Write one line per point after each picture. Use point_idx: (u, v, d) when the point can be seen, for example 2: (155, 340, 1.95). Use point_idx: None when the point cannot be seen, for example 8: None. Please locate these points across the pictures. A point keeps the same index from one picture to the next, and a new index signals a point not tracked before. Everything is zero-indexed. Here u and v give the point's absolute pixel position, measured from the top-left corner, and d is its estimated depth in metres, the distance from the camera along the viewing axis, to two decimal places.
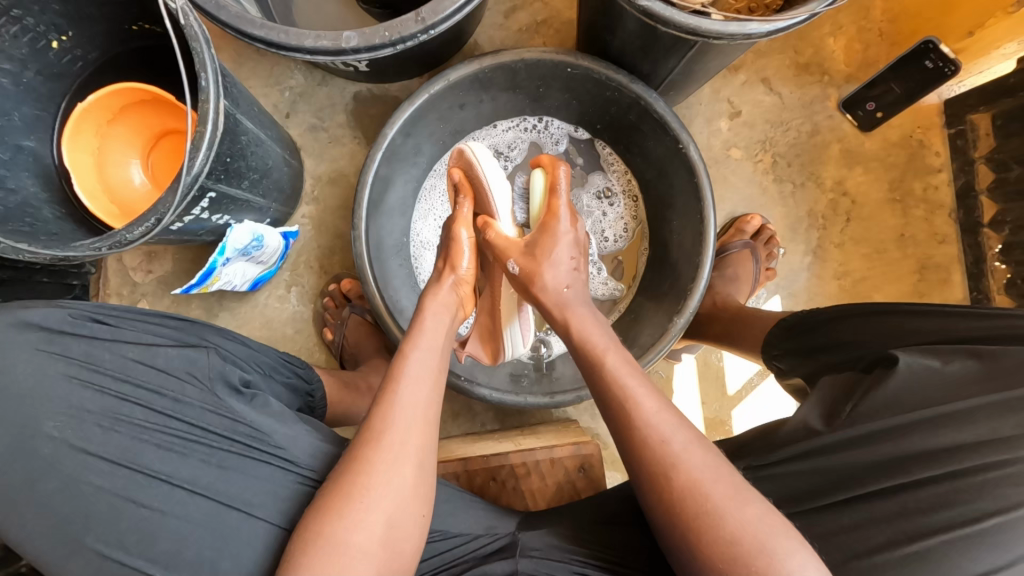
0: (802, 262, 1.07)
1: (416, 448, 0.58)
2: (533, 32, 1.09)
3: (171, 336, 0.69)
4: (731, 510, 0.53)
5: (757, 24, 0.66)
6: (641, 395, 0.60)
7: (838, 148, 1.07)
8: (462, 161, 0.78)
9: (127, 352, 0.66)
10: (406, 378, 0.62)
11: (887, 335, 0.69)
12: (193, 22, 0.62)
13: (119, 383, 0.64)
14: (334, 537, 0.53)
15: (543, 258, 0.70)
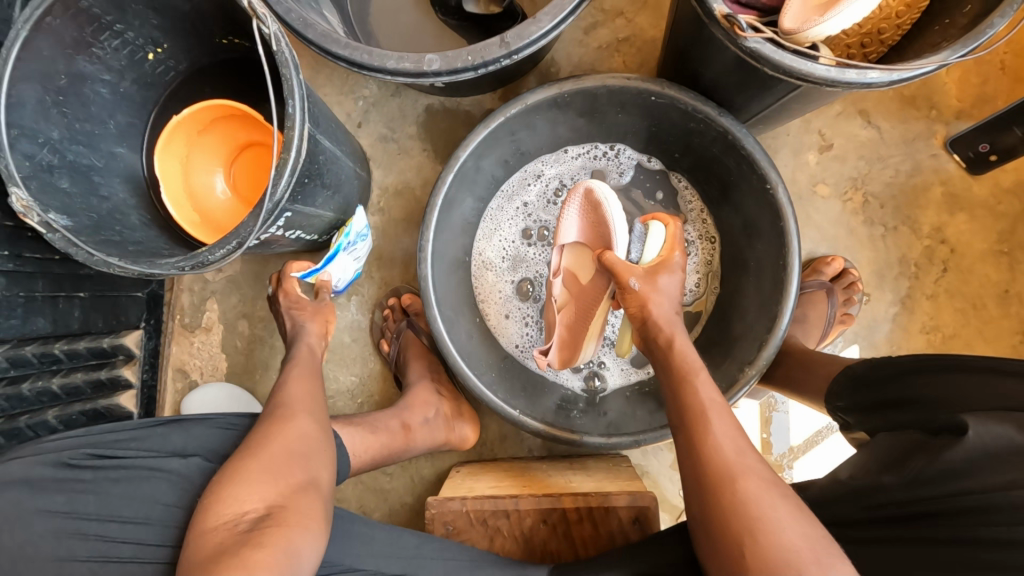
0: (887, 312, 0.99)
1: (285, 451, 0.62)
2: (613, 50, 1.04)
3: (151, 450, 0.66)
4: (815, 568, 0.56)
5: (877, 73, 0.59)
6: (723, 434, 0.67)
7: (940, 191, 0.98)
8: (591, 196, 0.87)
9: (113, 481, 0.62)
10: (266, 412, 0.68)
11: (965, 392, 0.63)
12: (284, 48, 0.62)
13: (101, 523, 0.60)
14: (231, 529, 0.55)
15: (656, 290, 0.80)
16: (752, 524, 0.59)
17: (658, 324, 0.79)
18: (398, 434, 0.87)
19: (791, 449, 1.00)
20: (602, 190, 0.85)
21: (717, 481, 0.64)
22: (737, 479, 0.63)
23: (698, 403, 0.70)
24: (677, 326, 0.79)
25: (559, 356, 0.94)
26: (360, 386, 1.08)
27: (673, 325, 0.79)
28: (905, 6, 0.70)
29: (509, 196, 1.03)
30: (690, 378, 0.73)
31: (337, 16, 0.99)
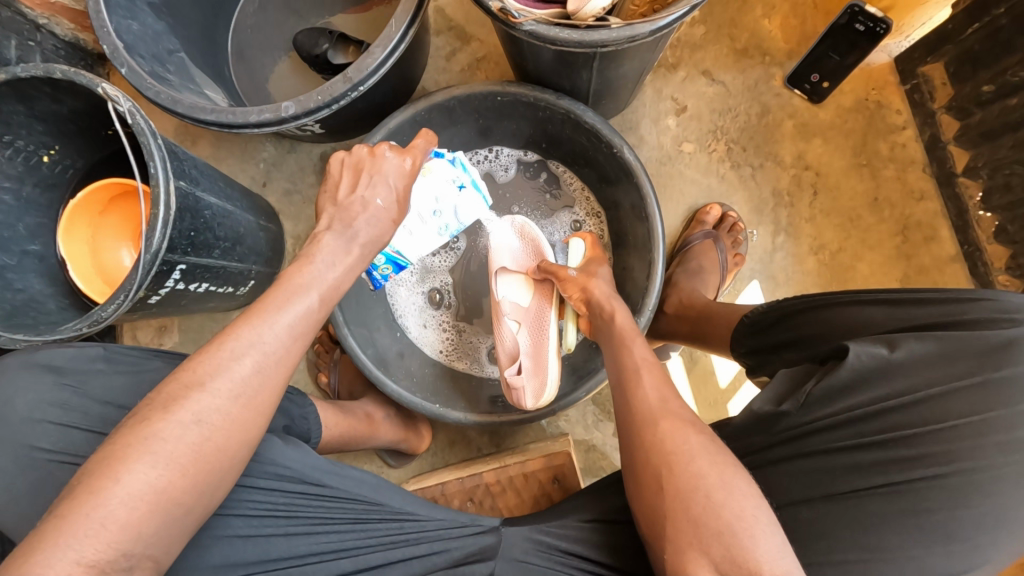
0: (775, 243, 1.05)
1: (246, 381, 0.55)
2: (475, 69, 1.15)
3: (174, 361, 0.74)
4: (727, 499, 0.58)
5: (639, 25, 0.68)
6: (647, 385, 0.70)
7: (791, 124, 1.06)
8: (527, 231, 0.99)
9: (123, 374, 0.71)
10: (227, 352, 0.55)
11: (844, 329, 0.70)
12: (139, 119, 0.71)
13: (107, 405, 0.69)
14: (141, 433, 0.51)
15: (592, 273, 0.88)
16: (666, 457, 0.62)
17: (601, 302, 0.83)
18: (363, 421, 0.92)
19: (722, 392, 1.04)
20: (534, 232, 0.99)
21: (648, 425, 0.66)
22: (664, 423, 0.65)
23: (632, 362, 0.73)
24: (614, 300, 0.83)
25: (534, 384, 0.90)
26: None
27: (608, 296, 0.83)
28: None
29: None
30: (634, 343, 0.76)
31: (221, 93, 1.10)
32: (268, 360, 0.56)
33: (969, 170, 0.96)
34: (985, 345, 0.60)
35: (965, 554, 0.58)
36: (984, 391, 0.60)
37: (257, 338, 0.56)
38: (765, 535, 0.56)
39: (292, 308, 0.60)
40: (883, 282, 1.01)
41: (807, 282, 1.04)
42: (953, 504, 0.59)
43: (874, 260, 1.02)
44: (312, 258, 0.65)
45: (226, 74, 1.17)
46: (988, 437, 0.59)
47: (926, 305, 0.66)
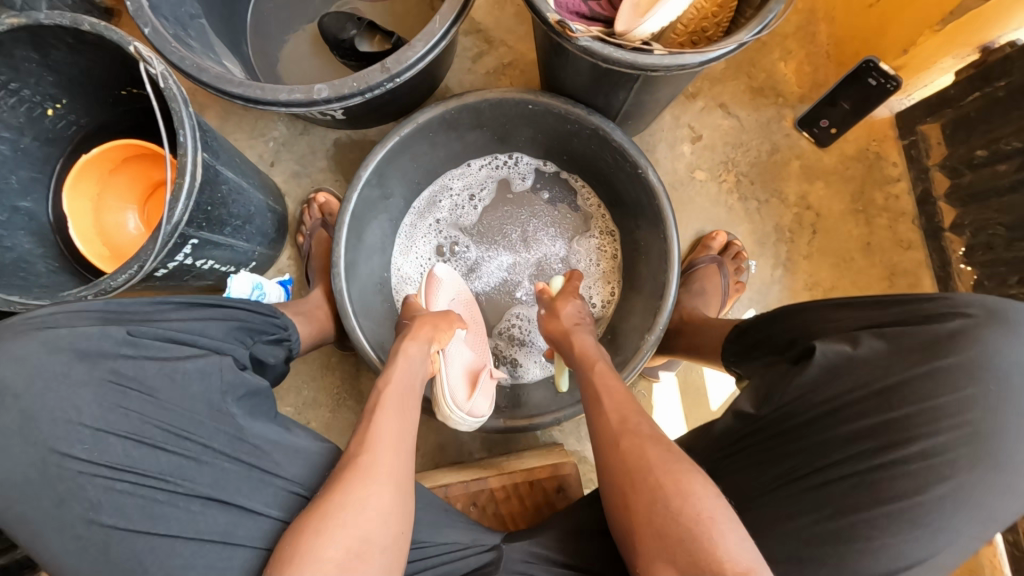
0: (773, 275, 1.09)
1: (386, 456, 0.64)
2: (500, 74, 1.16)
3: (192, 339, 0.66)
4: (678, 503, 0.57)
5: (691, 56, 0.69)
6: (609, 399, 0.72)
7: (797, 165, 1.11)
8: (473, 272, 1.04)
9: (148, 360, 0.62)
10: (388, 407, 0.71)
11: (815, 332, 0.67)
12: (172, 84, 0.68)
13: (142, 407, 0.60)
14: (316, 522, 0.57)
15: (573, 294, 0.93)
16: (628, 469, 0.62)
17: (579, 326, 0.88)
18: None
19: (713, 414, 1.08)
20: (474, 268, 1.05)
21: (613, 442, 0.66)
22: (622, 430, 0.66)
23: (601, 380, 0.75)
24: (582, 323, 0.88)
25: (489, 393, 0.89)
26: (296, 415, 1.08)
27: (582, 323, 0.88)
28: (718, 6, 0.82)
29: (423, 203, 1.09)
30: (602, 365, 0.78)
31: (238, 65, 1.06)
32: (402, 430, 0.68)
33: (956, 226, 1.03)
34: (943, 332, 0.59)
35: (927, 541, 0.55)
36: (933, 379, 0.58)
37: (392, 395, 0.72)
38: (723, 534, 0.55)
39: (392, 390, 0.73)
40: None
41: None
42: (915, 492, 0.56)
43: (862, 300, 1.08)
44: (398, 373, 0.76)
45: (244, 46, 1.13)
46: (941, 416, 0.57)
47: (886, 304, 0.64)
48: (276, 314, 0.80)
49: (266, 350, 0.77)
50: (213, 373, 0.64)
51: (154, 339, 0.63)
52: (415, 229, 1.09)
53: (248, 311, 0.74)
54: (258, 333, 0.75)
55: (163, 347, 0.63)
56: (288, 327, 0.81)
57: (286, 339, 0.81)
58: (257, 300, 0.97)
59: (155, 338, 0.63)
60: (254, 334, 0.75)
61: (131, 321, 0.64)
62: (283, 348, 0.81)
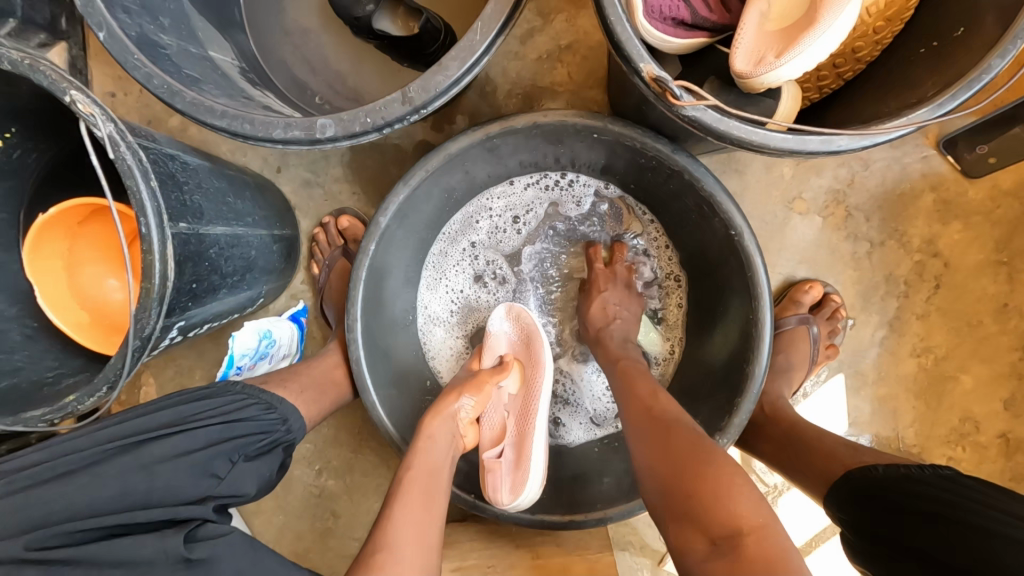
0: (874, 336, 0.90)
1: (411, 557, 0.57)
2: (555, 60, 0.91)
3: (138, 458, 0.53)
4: None
5: (847, 139, 0.47)
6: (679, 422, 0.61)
7: (931, 199, 0.87)
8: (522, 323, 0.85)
9: (82, 502, 0.49)
10: (411, 488, 0.63)
11: None
12: (125, 153, 0.51)
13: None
14: None
15: (609, 280, 0.85)
16: (738, 520, 0.50)
17: (607, 326, 0.81)
18: None
19: (775, 486, 0.95)
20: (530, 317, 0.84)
21: (676, 473, 0.55)
22: (716, 475, 0.53)
23: (649, 394, 0.66)
24: (615, 319, 0.81)
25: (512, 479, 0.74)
26: (315, 452, 1.01)
27: (625, 336, 0.79)
28: (885, 20, 0.56)
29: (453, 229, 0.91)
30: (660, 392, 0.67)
31: (230, 51, 0.85)
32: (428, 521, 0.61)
33: None
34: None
35: None
36: None
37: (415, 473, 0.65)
38: None
39: (422, 463, 0.66)
40: (983, 401, 0.89)
41: (899, 386, 0.90)
42: None
43: (981, 374, 0.88)
44: (429, 447, 0.68)
45: (237, 18, 0.90)
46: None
47: None
48: (271, 408, 0.64)
49: (255, 466, 0.61)
50: (156, 540, 0.48)
51: (77, 523, 0.48)
52: (444, 260, 0.92)
53: (221, 410, 0.61)
54: (241, 445, 0.60)
55: (92, 523, 0.48)
56: (287, 419, 0.65)
57: (284, 437, 0.65)
58: (265, 351, 0.85)
59: (77, 522, 0.48)
60: (234, 451, 0.59)
61: (45, 497, 0.49)
62: (281, 449, 0.65)
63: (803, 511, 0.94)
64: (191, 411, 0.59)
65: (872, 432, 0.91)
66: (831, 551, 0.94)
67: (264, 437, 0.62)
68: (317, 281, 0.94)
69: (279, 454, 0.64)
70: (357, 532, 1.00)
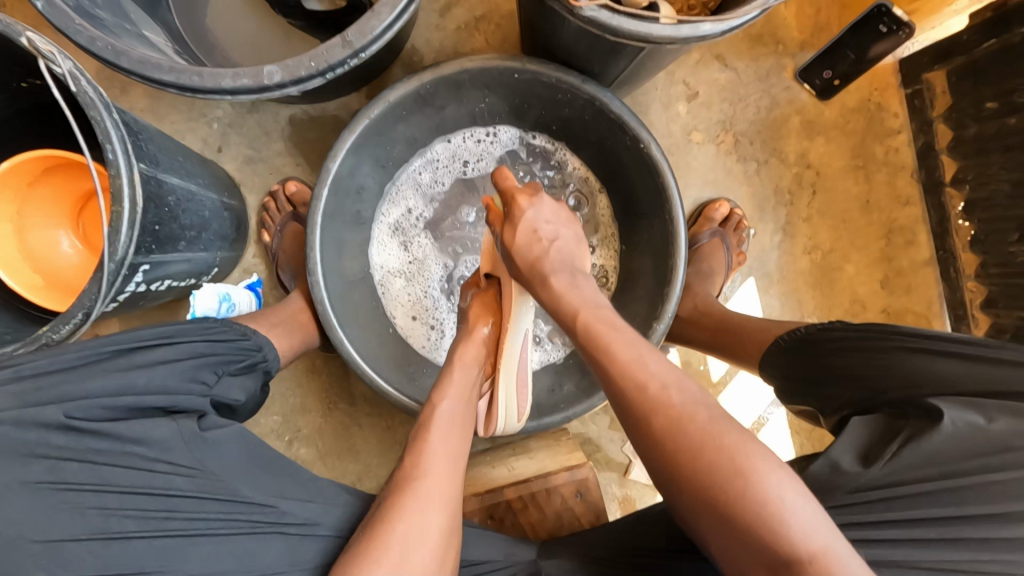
0: (772, 240, 1.06)
1: (447, 492, 0.60)
2: (472, 30, 1.02)
3: (130, 365, 0.57)
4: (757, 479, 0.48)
5: (710, 25, 0.60)
6: (647, 358, 0.56)
7: (798, 120, 1.04)
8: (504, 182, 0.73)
9: (88, 385, 0.53)
10: (438, 426, 0.65)
11: (920, 380, 0.61)
12: (86, 87, 0.55)
13: (99, 494, 0.49)
14: (366, 555, 0.53)
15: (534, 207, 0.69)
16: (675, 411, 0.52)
17: (541, 255, 0.66)
18: None
19: (715, 384, 1.07)
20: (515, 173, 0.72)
21: (695, 453, 0.50)
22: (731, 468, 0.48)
23: (630, 352, 0.56)
24: (548, 240, 0.68)
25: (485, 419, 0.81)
26: (284, 423, 1.01)
27: (571, 266, 0.67)
28: None
29: (399, 189, 0.98)
30: (586, 312, 0.61)
31: (162, 34, 0.88)
32: (454, 458, 0.64)
33: (957, 181, 1.00)
34: (1012, 380, 0.58)
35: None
36: None
37: (445, 412, 0.67)
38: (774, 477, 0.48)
39: (442, 415, 0.67)
40: (865, 283, 1.06)
41: (799, 281, 1.06)
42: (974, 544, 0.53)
43: (860, 262, 1.06)
44: (453, 386, 0.70)
45: (163, 7, 0.94)
46: (1011, 454, 0.55)
47: (1006, 367, 0.59)
48: (246, 336, 0.70)
49: (238, 382, 0.67)
50: (169, 425, 0.54)
51: (94, 400, 0.52)
52: (396, 220, 0.98)
53: (205, 329, 0.65)
54: (225, 362, 0.65)
55: (105, 404, 0.52)
56: (262, 347, 0.71)
57: (261, 362, 0.71)
58: (226, 314, 0.88)
59: (92, 401, 0.52)
60: (219, 365, 0.64)
61: (48, 383, 0.52)
62: (258, 373, 0.71)
63: (741, 403, 1.07)
64: (173, 326, 0.63)
65: None
66: (768, 433, 1.07)
67: (244, 357, 0.68)
68: (269, 250, 0.97)
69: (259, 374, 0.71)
70: None
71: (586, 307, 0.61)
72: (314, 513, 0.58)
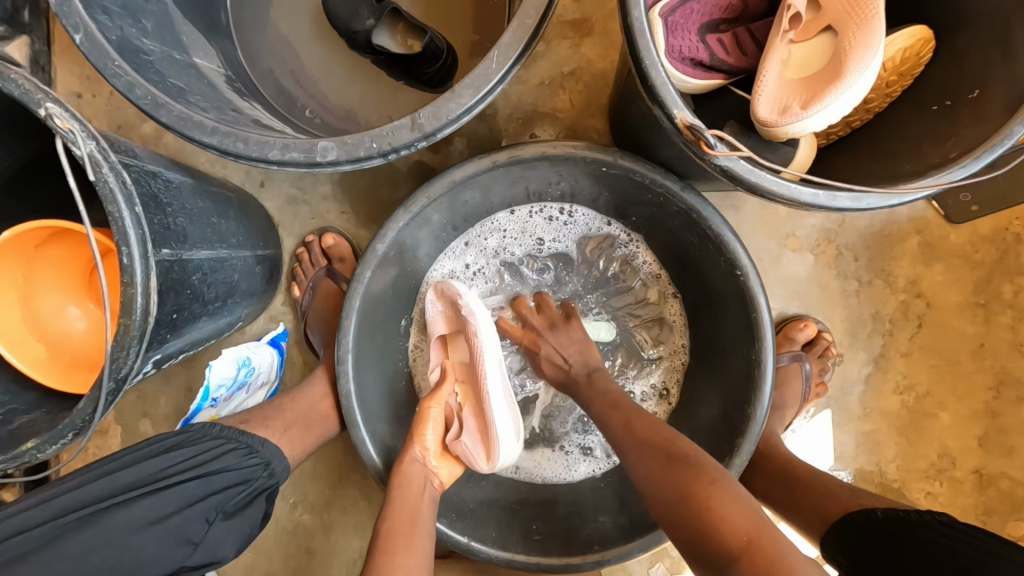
0: (860, 372, 0.92)
1: None
2: (557, 86, 0.89)
3: (89, 542, 0.45)
4: (761, 529, 0.50)
5: (874, 196, 0.47)
6: (644, 415, 0.65)
7: (916, 241, 0.89)
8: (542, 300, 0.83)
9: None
10: (395, 524, 0.63)
11: None
12: (106, 175, 0.46)
13: None
14: None
15: (559, 334, 0.77)
16: (687, 468, 0.56)
17: (562, 372, 0.74)
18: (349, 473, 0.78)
19: None
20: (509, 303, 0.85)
21: (674, 500, 0.55)
22: (708, 491, 0.53)
23: (645, 423, 0.63)
24: (567, 363, 0.74)
25: (481, 447, 0.72)
26: (290, 485, 0.94)
27: (591, 366, 0.74)
28: (897, 74, 0.57)
29: (449, 257, 0.87)
30: (597, 371, 0.73)
31: (215, 59, 0.79)
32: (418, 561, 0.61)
33: None
34: None
35: None
36: None
37: (391, 512, 0.64)
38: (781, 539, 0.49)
39: (408, 518, 0.64)
40: (959, 437, 0.92)
41: (883, 421, 0.92)
42: None
43: (957, 412, 0.92)
44: (405, 486, 0.67)
45: (221, 22, 0.85)
46: None
47: None
48: (245, 458, 0.58)
49: (232, 527, 0.55)
50: None
51: None
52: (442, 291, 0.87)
53: (191, 464, 0.54)
54: (214, 507, 0.53)
55: None
56: (269, 463, 0.60)
57: (267, 483, 0.60)
58: (244, 379, 0.79)
59: None
60: (213, 507, 0.53)
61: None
62: (263, 498, 0.60)
63: None
64: (158, 467, 0.52)
65: (858, 467, 0.93)
66: None
67: (239, 496, 0.56)
68: (299, 304, 0.89)
69: (259, 505, 0.59)
70: (334, 568, 0.94)
71: (597, 369, 0.73)
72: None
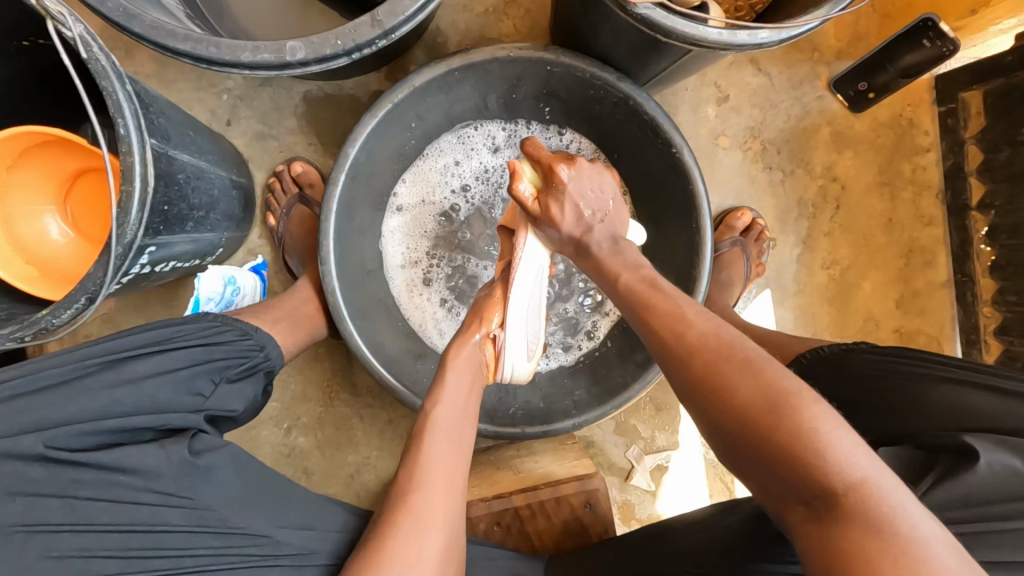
0: (792, 253, 1.04)
1: (443, 503, 0.55)
2: (501, 13, 0.97)
3: (113, 380, 0.54)
4: (820, 428, 0.42)
5: (767, 33, 0.57)
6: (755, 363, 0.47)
7: (827, 132, 1.02)
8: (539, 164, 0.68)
9: (72, 402, 0.50)
10: (436, 428, 0.60)
11: (945, 416, 0.60)
12: (98, 55, 0.51)
13: (84, 534, 0.47)
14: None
15: (591, 173, 0.67)
16: (777, 393, 0.44)
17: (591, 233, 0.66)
18: None
19: None
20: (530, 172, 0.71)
21: (728, 403, 0.47)
22: (778, 404, 0.44)
23: (719, 332, 0.51)
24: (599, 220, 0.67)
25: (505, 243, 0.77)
26: (282, 411, 0.99)
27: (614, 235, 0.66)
28: None
29: (426, 164, 0.94)
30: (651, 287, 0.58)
31: None
32: (456, 473, 0.58)
33: (983, 205, 0.98)
34: None
35: None
36: None
37: (440, 417, 0.61)
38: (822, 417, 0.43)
39: (445, 429, 0.61)
40: (880, 302, 1.05)
41: (815, 296, 1.05)
42: None
43: (877, 280, 1.05)
44: (448, 393, 0.64)
45: None
46: None
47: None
48: (246, 336, 0.66)
49: (238, 388, 0.64)
50: (158, 451, 0.51)
51: (75, 428, 0.49)
52: (421, 196, 0.95)
53: (194, 333, 0.61)
54: (219, 369, 0.61)
55: (89, 430, 0.49)
56: (264, 346, 0.67)
57: (264, 363, 0.67)
58: (231, 297, 0.85)
59: (74, 427, 0.49)
60: (216, 372, 0.61)
61: (29, 406, 0.49)
62: (260, 375, 0.67)
63: None
64: (164, 334, 0.60)
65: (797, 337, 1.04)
66: None
67: (243, 364, 0.64)
68: (275, 233, 0.93)
69: (259, 380, 0.67)
70: (333, 484, 0.99)
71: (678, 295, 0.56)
72: (310, 541, 0.55)
